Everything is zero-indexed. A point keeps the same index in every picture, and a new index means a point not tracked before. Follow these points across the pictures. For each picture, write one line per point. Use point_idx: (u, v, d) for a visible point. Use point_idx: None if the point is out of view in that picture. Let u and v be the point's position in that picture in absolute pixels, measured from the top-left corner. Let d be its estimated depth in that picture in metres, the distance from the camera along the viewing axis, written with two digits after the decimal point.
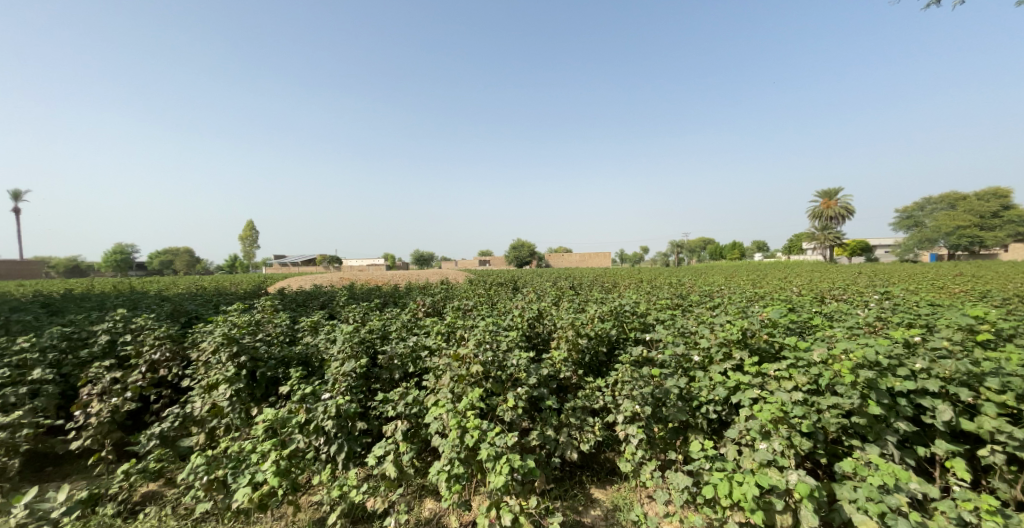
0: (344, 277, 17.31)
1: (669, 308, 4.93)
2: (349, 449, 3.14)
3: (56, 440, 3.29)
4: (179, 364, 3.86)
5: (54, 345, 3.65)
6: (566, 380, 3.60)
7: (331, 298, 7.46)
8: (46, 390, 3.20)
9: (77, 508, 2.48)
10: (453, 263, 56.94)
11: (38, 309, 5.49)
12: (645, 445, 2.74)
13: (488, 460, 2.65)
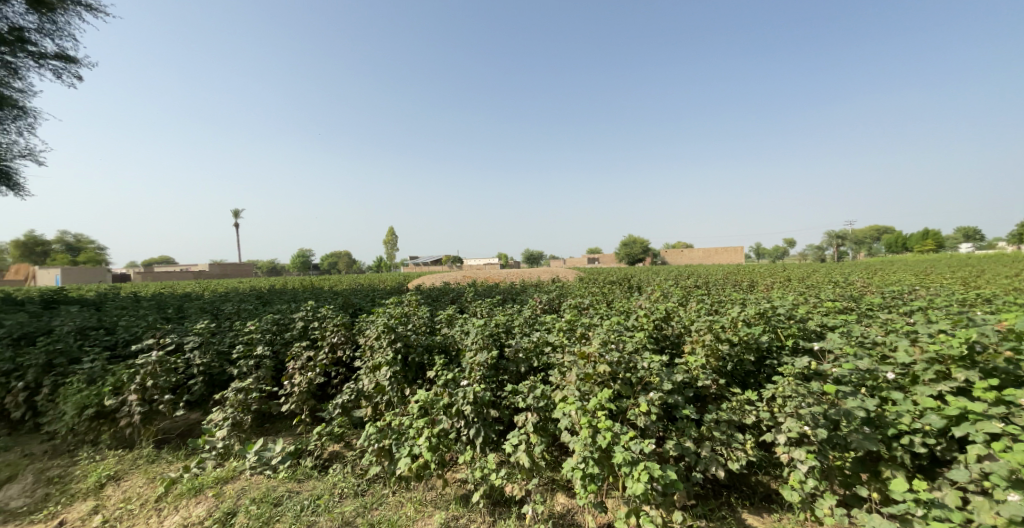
0: (471, 276, 18.77)
1: (836, 312, 4.09)
2: (486, 435, 3.39)
3: (273, 403, 4.33)
4: (352, 348, 4.66)
5: (270, 328, 4.81)
6: (705, 388, 3.26)
7: (460, 295, 8.17)
8: (264, 363, 4.35)
9: (287, 459, 3.68)
10: (571, 260, 56.82)
11: (257, 301, 7.27)
12: (818, 474, 2.32)
13: (625, 465, 2.57)
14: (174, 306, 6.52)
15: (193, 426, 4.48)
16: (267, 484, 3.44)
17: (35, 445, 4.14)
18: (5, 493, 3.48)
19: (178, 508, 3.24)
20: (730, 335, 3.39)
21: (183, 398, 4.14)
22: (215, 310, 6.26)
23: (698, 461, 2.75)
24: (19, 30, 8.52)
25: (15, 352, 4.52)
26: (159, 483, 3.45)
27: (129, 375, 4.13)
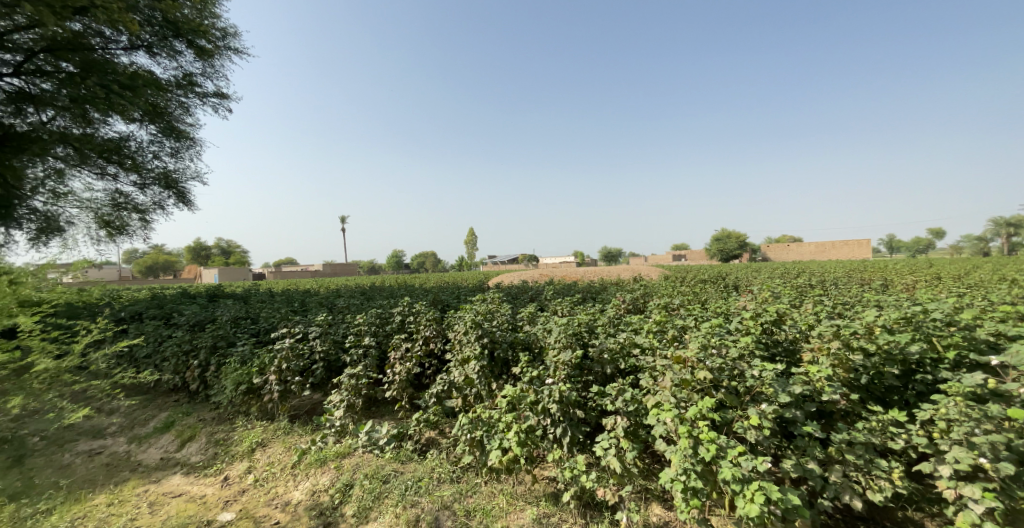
0: (553, 274, 18.77)
1: (1013, 317, 3.26)
2: (574, 435, 3.35)
3: (377, 388, 4.80)
4: (441, 340, 5.07)
5: (373, 321, 5.36)
6: (831, 403, 2.83)
7: (540, 293, 8.22)
8: (371, 352, 4.85)
9: (392, 440, 4.03)
10: (658, 257, 53.73)
11: (360, 297, 8.11)
12: (1002, 520, 1.86)
13: (735, 482, 2.33)
14: (297, 301, 7.58)
15: (316, 405, 5.15)
16: (377, 462, 3.81)
17: (206, 412, 5.13)
18: (189, 449, 4.40)
19: (308, 476, 3.77)
20: (864, 344, 2.88)
21: (308, 380, 4.78)
22: (328, 304, 7.14)
23: (826, 487, 2.39)
24: (189, 79, 10.71)
25: (191, 336, 5.64)
26: (293, 453, 4.07)
27: (269, 358, 4.89)
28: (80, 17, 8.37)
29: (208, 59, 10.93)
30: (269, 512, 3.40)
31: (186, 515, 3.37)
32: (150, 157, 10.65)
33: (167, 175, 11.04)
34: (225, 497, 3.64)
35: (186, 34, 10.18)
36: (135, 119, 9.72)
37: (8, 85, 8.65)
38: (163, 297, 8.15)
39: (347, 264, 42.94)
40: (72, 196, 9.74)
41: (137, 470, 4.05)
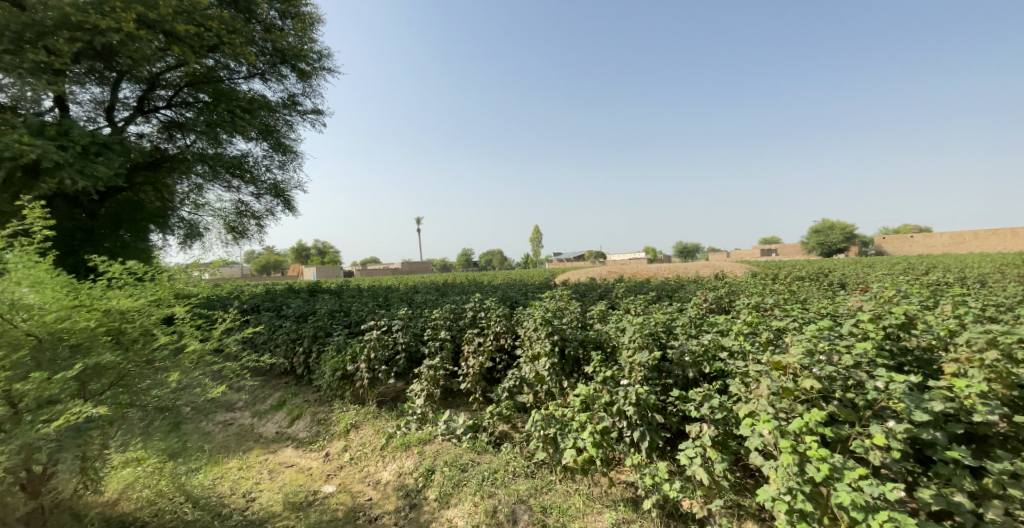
0: (624, 271, 18.13)
1: None
2: (653, 440, 3.18)
3: (453, 381, 5.01)
4: (511, 336, 5.13)
5: (447, 316, 5.60)
6: (984, 426, 2.33)
7: (611, 290, 7.96)
8: (446, 345, 5.08)
9: (467, 431, 4.19)
10: (745, 253, 49.26)
11: (436, 294, 8.54)
12: None
13: (854, 509, 2.03)
14: (381, 296, 8.21)
15: (399, 392, 5.53)
16: (456, 451, 3.97)
17: (310, 393, 5.76)
18: (297, 426, 4.99)
19: (395, 459, 4.07)
20: None
21: (392, 369, 5.14)
22: (408, 299, 7.63)
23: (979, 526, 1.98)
24: (293, 99, 12.22)
25: (297, 327, 6.38)
26: (382, 436, 4.42)
27: (359, 348, 5.35)
28: (213, 55, 9.99)
29: (308, 80, 12.33)
30: (363, 489, 3.73)
31: (297, 483, 3.82)
32: (265, 170, 12.30)
33: (278, 185, 12.65)
34: (327, 471, 4.07)
35: (290, 60, 11.60)
36: (253, 138, 11.32)
37: (164, 117, 10.59)
38: (275, 292, 9.35)
39: (424, 263, 45.53)
40: (208, 206, 11.60)
41: (258, 441, 4.70)
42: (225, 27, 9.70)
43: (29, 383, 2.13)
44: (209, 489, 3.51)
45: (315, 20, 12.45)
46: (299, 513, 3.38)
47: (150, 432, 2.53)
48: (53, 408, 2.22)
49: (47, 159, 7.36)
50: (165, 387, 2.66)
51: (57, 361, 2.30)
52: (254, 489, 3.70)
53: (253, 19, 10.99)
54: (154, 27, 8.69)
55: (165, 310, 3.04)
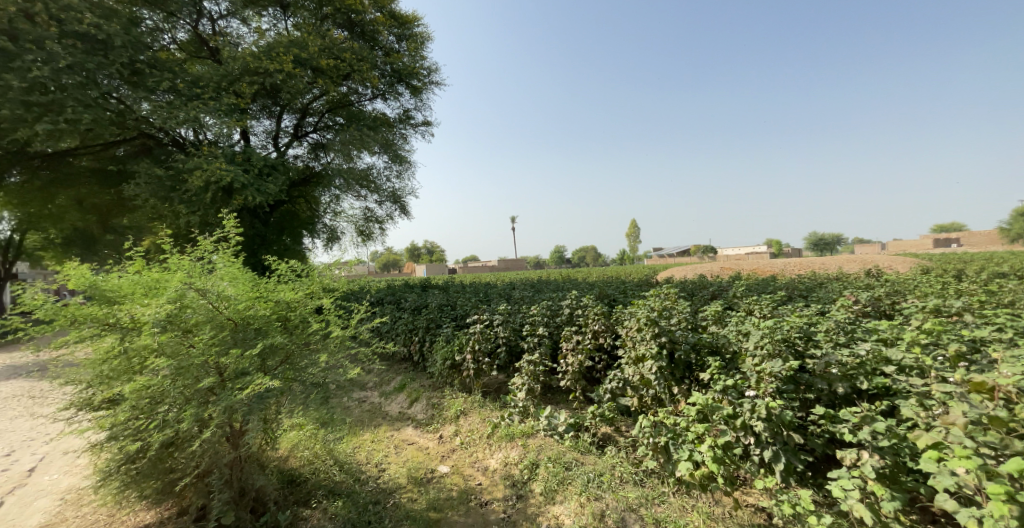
0: (741, 267, 16.15)
1: None
2: (791, 463, 2.70)
3: (552, 377, 4.97)
4: (611, 335, 4.88)
5: (544, 314, 5.50)
6: None
7: (729, 288, 7.08)
8: (544, 342, 5.06)
9: (569, 430, 4.17)
10: (909, 244, 40.11)
11: (533, 290, 8.59)
12: None
13: None
14: (483, 291, 8.54)
15: (502, 385, 5.70)
16: (559, 448, 3.99)
17: (424, 379, 6.27)
18: (415, 408, 5.47)
19: (501, 448, 4.21)
20: None
21: (494, 361, 5.30)
22: (507, 296, 7.80)
23: None
24: (407, 114, 13.52)
25: (413, 318, 7.00)
26: (488, 425, 4.60)
27: (465, 339, 5.65)
28: (346, 82, 11.60)
29: (420, 95, 13.46)
30: (473, 473, 3.91)
31: (417, 460, 4.16)
32: (386, 180, 13.73)
33: (396, 194, 14.04)
34: (441, 452, 4.36)
35: (405, 78, 12.77)
36: (376, 152, 12.81)
37: (312, 139, 12.57)
38: (394, 286, 10.42)
39: (518, 260, 46.38)
40: (343, 213, 13.42)
41: (384, 418, 5.25)
42: (356, 57, 11.20)
43: (229, 356, 2.68)
44: (349, 458, 4.04)
45: (425, 38, 13.57)
46: (420, 488, 3.66)
47: (311, 404, 2.95)
48: (248, 374, 2.76)
49: (236, 181, 9.33)
50: (321, 367, 3.05)
51: (251, 341, 2.84)
52: (383, 461, 4.12)
53: (376, 46, 12.47)
54: (305, 64, 10.53)
55: (318, 300, 3.56)
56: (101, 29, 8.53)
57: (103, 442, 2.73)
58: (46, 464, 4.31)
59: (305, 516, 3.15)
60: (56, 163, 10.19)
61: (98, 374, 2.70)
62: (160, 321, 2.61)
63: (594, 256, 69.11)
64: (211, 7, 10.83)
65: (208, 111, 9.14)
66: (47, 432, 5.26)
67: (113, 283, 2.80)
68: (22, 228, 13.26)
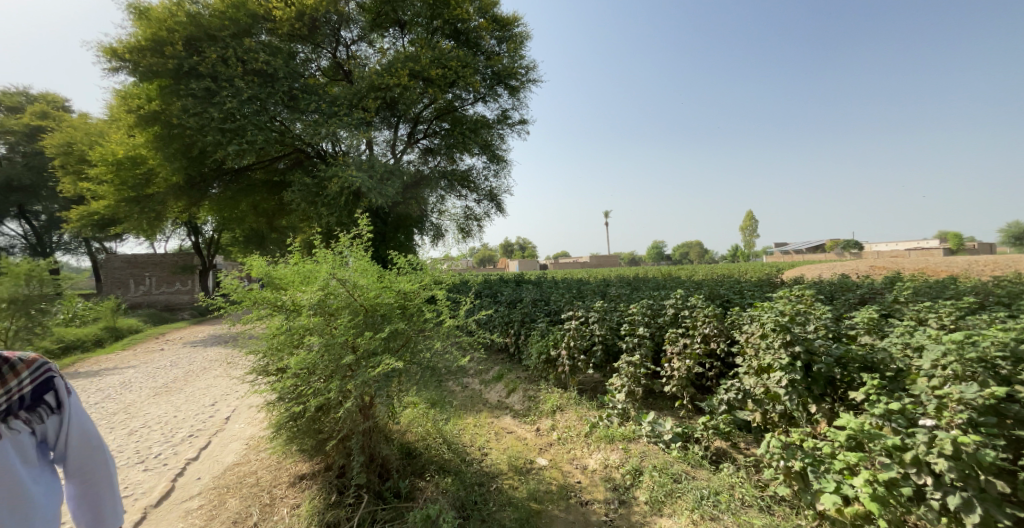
0: (897, 265, 13.19)
1: None
2: (993, 517, 1.93)
3: (656, 382, 4.56)
4: (726, 341, 4.36)
5: (645, 313, 5.09)
6: None
7: (883, 290, 5.76)
8: (645, 343, 4.70)
9: (677, 440, 3.79)
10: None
11: (631, 288, 8.08)
12: None
13: None
14: (578, 287, 8.32)
15: (598, 384, 5.47)
16: (664, 457, 3.65)
17: (521, 371, 6.31)
18: (513, 398, 5.53)
19: (600, 449, 4.03)
20: None
21: (590, 359, 5.11)
22: (603, 293, 7.45)
23: None
24: (505, 114, 13.86)
25: (509, 312, 7.10)
26: (585, 423, 4.48)
27: (560, 335, 5.54)
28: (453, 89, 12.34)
29: (518, 94, 13.67)
30: (573, 470, 3.79)
31: (516, 450, 4.18)
32: (484, 180, 14.26)
33: (493, 192, 14.48)
34: (540, 445, 4.32)
35: (504, 79, 13.05)
36: (476, 153, 13.48)
37: (421, 145, 13.64)
38: (492, 280, 10.73)
39: (611, 256, 44.49)
40: (447, 212, 14.30)
41: (485, 405, 5.41)
42: (461, 64, 11.84)
43: (364, 338, 3.00)
44: (456, 438, 4.13)
45: (524, 37, 13.73)
46: (520, 477, 3.67)
47: (424, 382, 3.21)
48: (377, 355, 3.06)
49: (363, 186, 10.58)
50: (432, 352, 3.32)
51: (379, 326, 3.15)
52: (486, 446, 4.23)
53: (479, 51, 13.00)
54: (418, 76, 11.60)
55: (434, 290, 3.73)
56: (270, 65, 10.53)
57: (274, 402, 3.25)
58: (236, 415, 5.39)
59: (421, 488, 3.33)
60: (238, 176, 12.74)
61: (268, 347, 3.18)
62: (314, 304, 3.02)
63: (704, 252, 63.03)
64: (346, 34, 12.41)
65: (343, 126, 10.54)
66: (236, 390, 6.60)
67: (281, 273, 3.36)
68: (217, 229, 16.85)
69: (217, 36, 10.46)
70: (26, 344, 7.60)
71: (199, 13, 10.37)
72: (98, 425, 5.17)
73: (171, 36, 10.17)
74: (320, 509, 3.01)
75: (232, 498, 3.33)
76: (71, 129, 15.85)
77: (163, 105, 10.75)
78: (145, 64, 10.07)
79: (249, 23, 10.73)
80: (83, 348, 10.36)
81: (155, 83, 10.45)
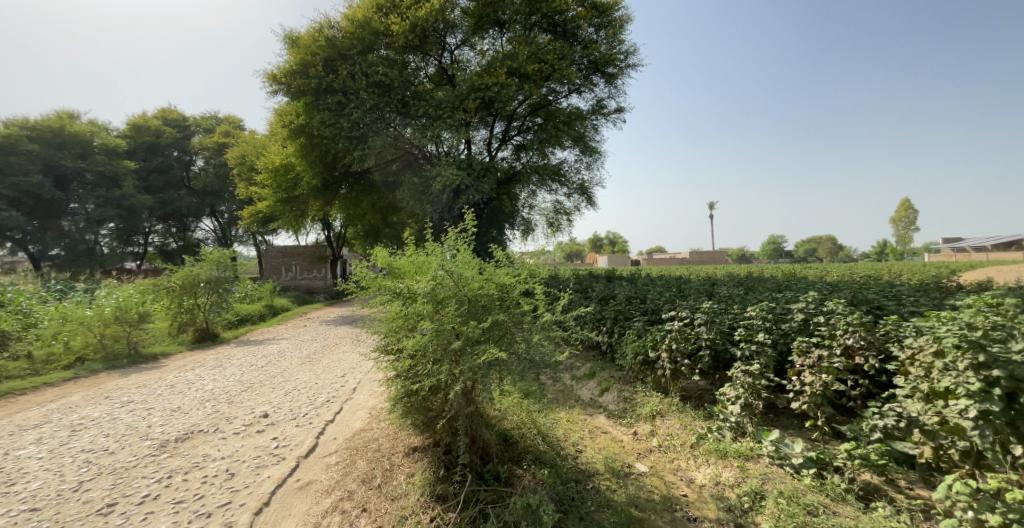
0: None
1: None
2: None
3: (781, 397, 3.84)
4: (877, 356, 3.46)
5: (766, 318, 4.30)
6: None
7: None
8: (767, 352, 3.96)
9: (811, 467, 3.12)
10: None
11: (745, 288, 7.04)
12: None
13: None
14: (679, 286, 7.53)
15: (704, 393, 4.79)
16: (792, 484, 3.03)
17: (615, 371, 5.88)
18: (607, 398, 5.19)
19: (710, 463, 3.54)
20: None
21: (696, 365, 4.46)
22: (709, 292, 6.58)
23: None
24: (600, 104, 13.44)
25: (601, 308, 6.68)
26: (691, 433, 4.01)
27: (660, 336, 4.99)
28: (547, 83, 12.27)
29: (615, 82, 13.14)
30: (678, 482, 3.40)
31: (613, 451, 3.89)
32: (575, 173, 13.86)
33: (585, 185, 13.99)
34: (638, 449, 3.97)
35: (602, 66, 12.53)
36: (568, 146, 13.30)
37: (515, 142, 13.75)
38: (584, 276, 10.30)
39: (717, 252, 40.18)
40: (537, 207, 14.38)
41: (577, 401, 5.15)
42: (558, 56, 11.70)
43: (471, 326, 3.04)
44: (550, 430, 3.97)
45: (625, 20, 13.02)
46: (619, 480, 3.41)
47: (519, 373, 3.18)
48: (481, 343, 3.09)
49: (462, 183, 11.18)
50: (530, 343, 3.19)
51: (480, 317, 3.16)
52: (580, 443, 4.01)
53: (576, 42, 12.72)
54: (515, 74, 11.72)
55: (533, 283, 3.65)
56: (388, 76, 11.60)
57: (393, 379, 3.47)
58: (361, 387, 6.03)
59: (519, 475, 3.25)
60: (360, 177, 14.29)
61: (388, 328, 3.37)
62: (428, 293, 3.13)
63: (840, 249, 53.58)
64: (450, 40, 12.78)
65: (446, 127, 11.21)
66: (361, 364, 7.42)
67: (400, 263, 3.53)
68: (344, 224, 19.20)
69: (347, 55, 11.85)
70: (216, 316, 9.56)
71: (334, 37, 11.84)
72: (263, 385, 6.22)
73: (314, 59, 11.74)
74: (431, 481, 3.14)
75: (360, 459, 3.65)
76: (244, 143, 19.43)
77: (307, 119, 12.51)
78: (294, 85, 11.83)
79: (372, 40, 11.93)
80: (251, 321, 12.68)
81: (301, 101, 12.20)
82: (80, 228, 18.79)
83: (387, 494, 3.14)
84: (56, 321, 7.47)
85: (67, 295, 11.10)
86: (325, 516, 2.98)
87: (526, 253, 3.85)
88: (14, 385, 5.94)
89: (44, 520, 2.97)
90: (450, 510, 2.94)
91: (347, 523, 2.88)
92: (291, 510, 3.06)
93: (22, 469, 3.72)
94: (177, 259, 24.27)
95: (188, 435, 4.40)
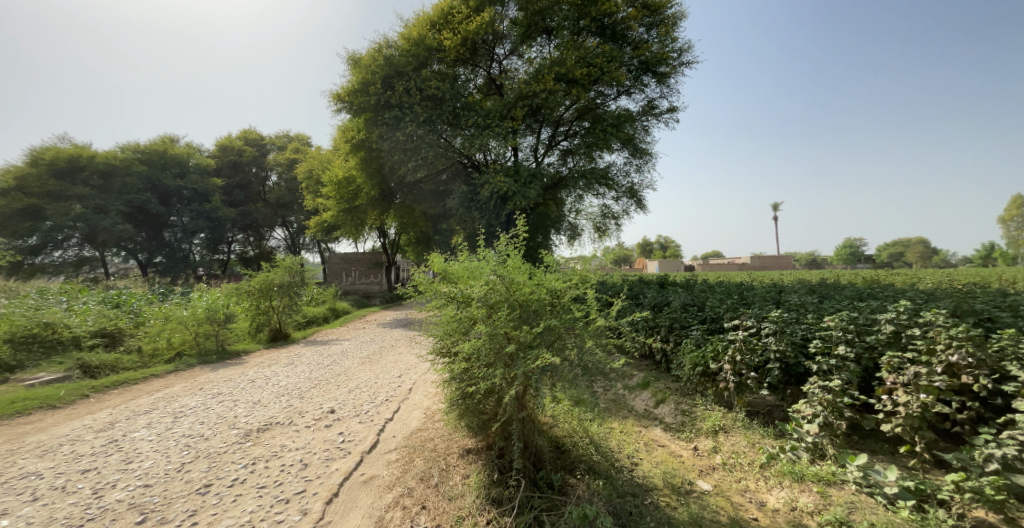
0: None
1: None
2: None
3: (868, 418, 3.43)
4: (989, 376, 2.98)
5: (846, 328, 3.86)
6: None
7: None
8: (850, 367, 3.56)
9: (910, 498, 2.76)
10: None
11: (817, 296, 6.38)
12: None
13: None
14: (739, 293, 7.03)
15: (773, 409, 4.42)
16: (887, 515, 2.68)
17: (671, 382, 5.60)
18: (663, 409, 4.96)
19: (784, 486, 3.26)
20: None
21: (764, 378, 4.13)
22: (776, 301, 6.03)
23: None
24: (650, 104, 13.11)
25: (653, 315, 6.37)
26: (760, 452, 3.74)
27: (723, 347, 4.65)
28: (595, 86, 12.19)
29: (667, 82, 12.72)
30: (746, 504, 3.16)
31: (672, 466, 3.71)
32: (624, 176, 13.56)
33: (634, 188, 13.62)
34: (700, 466, 3.76)
35: (653, 67, 12.28)
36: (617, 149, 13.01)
37: (562, 147, 13.67)
38: (634, 281, 9.94)
39: (784, 255, 37.00)
40: (584, 211, 14.22)
41: (630, 412, 4.97)
42: (607, 59, 11.57)
43: (522, 332, 3.04)
44: (603, 440, 3.87)
45: (677, 17, 12.57)
46: (679, 497, 3.24)
47: (570, 380, 3.11)
48: (533, 348, 3.07)
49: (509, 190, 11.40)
50: (582, 351, 3.15)
51: (532, 322, 3.16)
52: (635, 455, 3.86)
53: (626, 43, 12.43)
54: (563, 79, 11.73)
55: (584, 289, 3.54)
56: (440, 89, 12.01)
57: (449, 380, 3.57)
58: (416, 388, 6.25)
59: (572, 484, 3.20)
60: (413, 188, 14.92)
61: (443, 331, 3.46)
62: (482, 299, 3.15)
63: (934, 252, 47.63)
64: (500, 51, 13.05)
65: (493, 136, 11.47)
66: (414, 365, 7.68)
67: (453, 267, 3.54)
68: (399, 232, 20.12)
69: (403, 71, 12.43)
70: (287, 317, 10.39)
71: (391, 56, 12.52)
72: (329, 382, 6.65)
73: (374, 77, 12.48)
74: (485, 484, 3.19)
75: (418, 458, 3.78)
76: (310, 160, 20.92)
77: (367, 134, 13.30)
78: (356, 103, 12.72)
79: (426, 57, 12.45)
80: (317, 322, 13.63)
81: (362, 117, 13.02)
82: (179, 239, 21.25)
83: (444, 493, 3.22)
84: (159, 320, 8.50)
85: (168, 297, 12.66)
86: (388, 511, 3.10)
87: (575, 258, 3.70)
88: (128, 375, 6.83)
89: (155, 496, 3.37)
90: (505, 514, 2.95)
91: (407, 519, 2.98)
92: (357, 502, 3.23)
93: (136, 449, 4.27)
94: (255, 264, 27.02)
95: (268, 426, 4.80)
